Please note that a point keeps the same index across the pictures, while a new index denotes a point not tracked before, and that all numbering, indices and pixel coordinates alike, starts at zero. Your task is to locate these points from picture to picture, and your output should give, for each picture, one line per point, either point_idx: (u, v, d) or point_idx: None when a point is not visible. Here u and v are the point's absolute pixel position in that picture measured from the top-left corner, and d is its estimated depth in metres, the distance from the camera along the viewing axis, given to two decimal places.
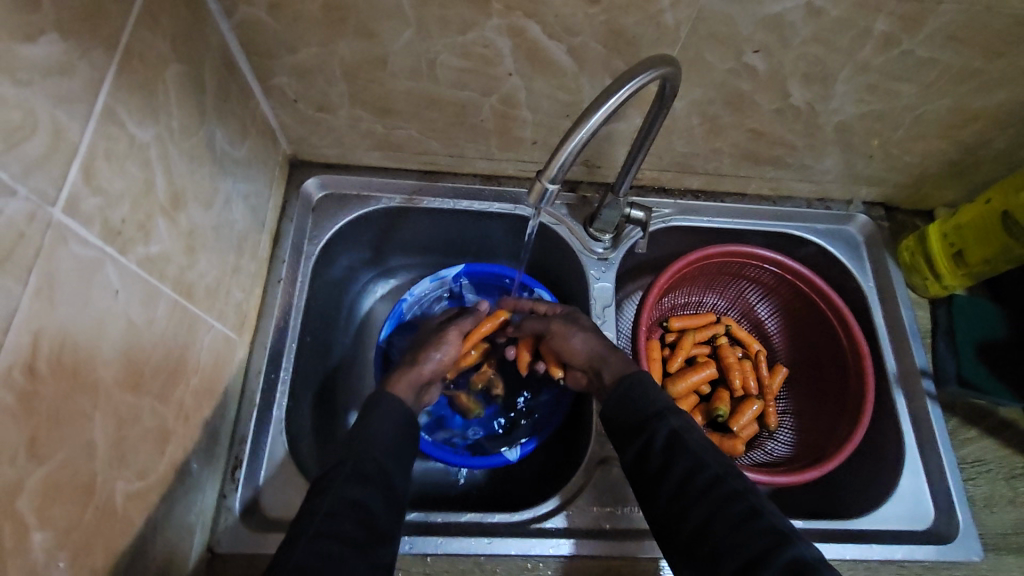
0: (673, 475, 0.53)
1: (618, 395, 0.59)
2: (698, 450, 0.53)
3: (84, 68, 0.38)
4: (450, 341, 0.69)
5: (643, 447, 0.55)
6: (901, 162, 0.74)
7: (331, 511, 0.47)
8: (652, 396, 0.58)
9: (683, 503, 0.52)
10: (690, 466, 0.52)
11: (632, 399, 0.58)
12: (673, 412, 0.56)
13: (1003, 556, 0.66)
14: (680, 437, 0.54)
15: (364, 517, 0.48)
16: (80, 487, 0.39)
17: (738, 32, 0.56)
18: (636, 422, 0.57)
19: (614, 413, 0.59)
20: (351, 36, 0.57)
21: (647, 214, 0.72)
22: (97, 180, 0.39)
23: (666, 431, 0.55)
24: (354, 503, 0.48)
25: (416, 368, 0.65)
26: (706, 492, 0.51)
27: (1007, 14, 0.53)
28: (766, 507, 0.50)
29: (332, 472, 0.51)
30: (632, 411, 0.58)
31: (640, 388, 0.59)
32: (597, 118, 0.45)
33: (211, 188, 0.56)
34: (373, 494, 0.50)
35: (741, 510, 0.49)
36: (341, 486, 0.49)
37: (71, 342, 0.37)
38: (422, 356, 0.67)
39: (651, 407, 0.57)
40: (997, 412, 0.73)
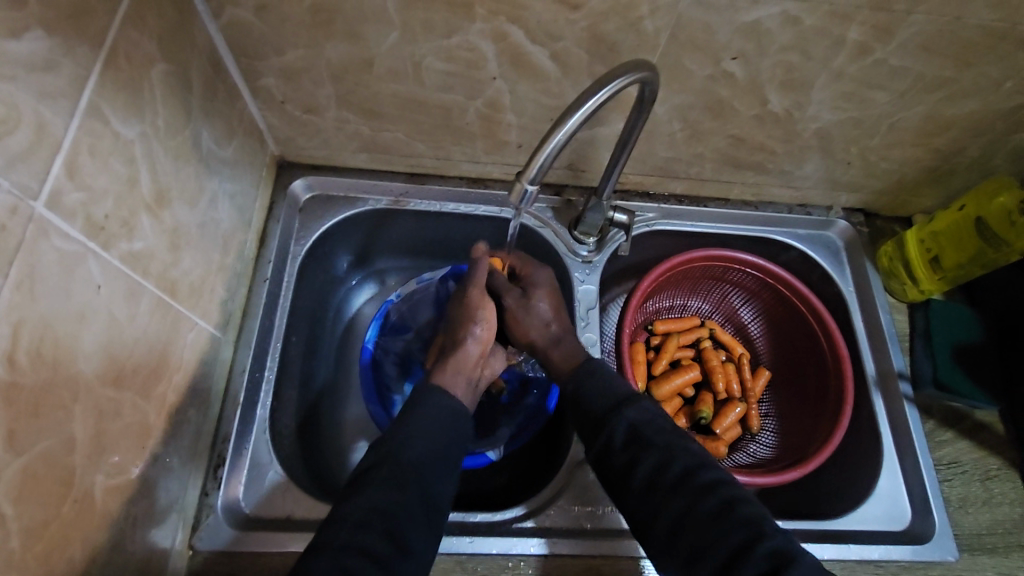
0: (640, 473, 0.54)
1: (579, 388, 0.61)
2: (662, 444, 0.54)
3: (69, 65, 0.38)
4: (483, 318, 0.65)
5: (607, 446, 0.56)
6: (879, 169, 0.76)
7: (361, 521, 0.47)
8: (611, 388, 0.59)
9: (654, 499, 0.52)
10: (657, 461, 0.53)
11: (590, 393, 0.60)
12: (629, 405, 0.58)
13: (978, 556, 0.67)
14: (642, 432, 0.55)
15: (392, 527, 0.47)
16: (59, 479, 0.39)
17: (716, 39, 0.57)
18: (596, 417, 0.58)
19: (577, 405, 0.60)
20: (338, 39, 0.58)
21: (630, 217, 0.74)
22: (81, 175, 0.40)
23: (627, 424, 0.56)
24: (388, 510, 0.48)
25: (458, 358, 0.62)
26: (678, 487, 0.52)
27: (975, 25, 0.55)
28: (737, 497, 0.51)
29: (369, 475, 0.50)
30: (592, 406, 0.59)
31: (599, 380, 0.60)
32: (574, 121, 0.46)
33: (197, 187, 0.56)
34: (411, 500, 0.49)
35: (713, 502, 0.50)
36: (370, 490, 0.49)
37: (52, 334, 0.37)
38: (463, 341, 0.64)
39: (612, 401, 0.58)
40: (973, 414, 0.74)
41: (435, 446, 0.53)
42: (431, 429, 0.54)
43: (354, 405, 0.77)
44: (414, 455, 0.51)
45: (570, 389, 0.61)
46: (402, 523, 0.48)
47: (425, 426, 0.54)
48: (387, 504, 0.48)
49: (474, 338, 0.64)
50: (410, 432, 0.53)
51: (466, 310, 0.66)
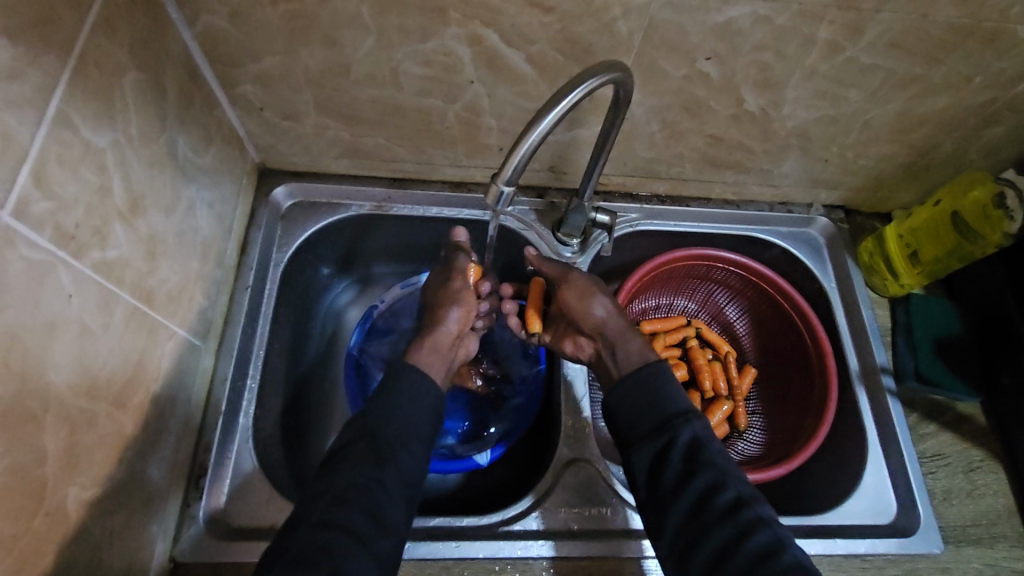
0: (692, 490, 0.53)
1: (637, 391, 0.59)
2: (721, 466, 0.54)
3: (34, 73, 0.38)
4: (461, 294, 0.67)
5: (662, 452, 0.55)
6: (857, 166, 0.77)
7: (340, 497, 0.49)
8: (672, 399, 0.58)
9: (700, 524, 0.52)
10: (713, 482, 0.53)
11: (650, 400, 0.58)
12: (694, 419, 0.57)
13: (963, 548, 0.67)
14: (702, 448, 0.55)
15: (372, 506, 0.49)
16: (29, 492, 0.39)
17: (689, 40, 0.58)
18: (656, 424, 0.57)
19: (634, 406, 0.59)
20: (313, 45, 0.58)
21: (612, 218, 0.73)
22: (49, 185, 0.40)
23: (689, 437, 0.55)
24: (365, 486, 0.50)
25: (438, 336, 0.65)
26: (727, 514, 0.51)
27: (942, 22, 0.56)
28: (787, 539, 0.50)
29: (346, 451, 0.52)
30: (649, 414, 0.58)
31: (662, 390, 0.59)
32: (547, 122, 0.47)
33: (173, 195, 0.56)
34: (389, 475, 0.51)
35: (765, 537, 0.50)
36: (349, 468, 0.50)
37: (20, 345, 0.37)
38: (442, 318, 0.66)
39: (672, 411, 0.57)
40: (955, 407, 0.75)
41: (411, 418, 0.55)
42: (407, 408, 0.55)
43: (340, 411, 0.76)
44: (389, 431, 0.53)
45: (627, 393, 0.59)
46: (380, 502, 0.50)
47: (403, 402, 0.55)
48: (365, 481, 0.50)
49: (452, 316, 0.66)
50: (385, 411, 0.54)
51: (444, 287, 0.68)
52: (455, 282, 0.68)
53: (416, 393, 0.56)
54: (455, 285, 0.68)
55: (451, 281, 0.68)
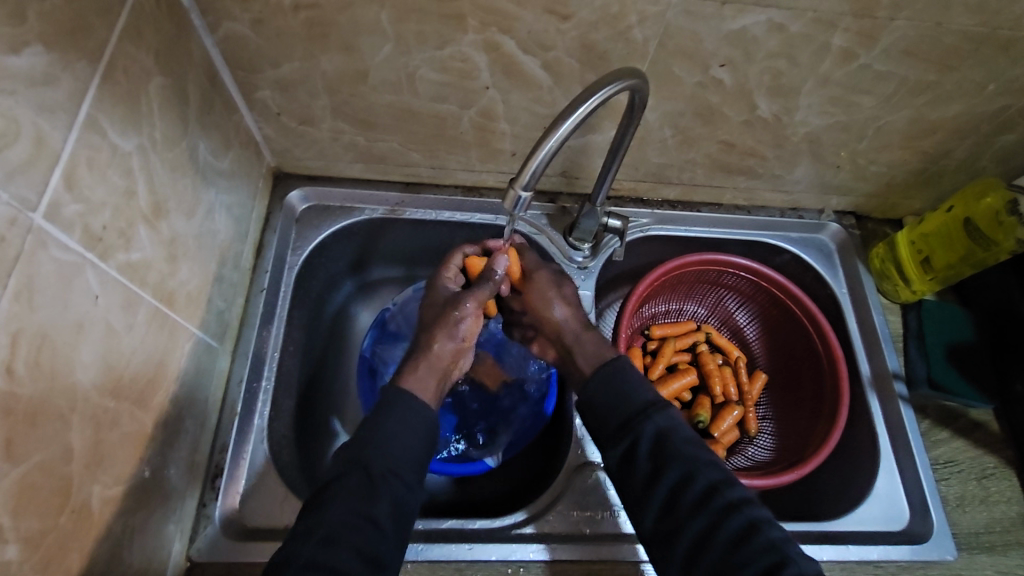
0: (663, 485, 0.53)
1: (599, 391, 0.59)
2: (688, 457, 0.53)
3: (67, 79, 0.39)
4: (468, 314, 0.60)
5: (629, 452, 0.55)
6: (869, 172, 0.77)
7: (329, 537, 0.46)
8: (633, 393, 0.57)
9: (675, 517, 0.52)
10: (682, 474, 0.52)
11: (611, 399, 0.58)
12: (656, 410, 0.56)
13: (976, 555, 0.67)
14: (666, 441, 0.54)
15: (363, 545, 0.46)
16: (57, 489, 0.39)
17: (703, 47, 0.58)
18: (619, 423, 0.56)
19: (598, 405, 0.58)
20: (332, 51, 0.58)
21: (624, 222, 0.74)
22: (79, 187, 0.40)
23: (653, 431, 0.55)
24: (356, 525, 0.47)
25: (433, 359, 0.59)
26: (699, 506, 0.51)
27: (956, 30, 0.56)
28: (760, 520, 0.50)
29: (337, 486, 0.49)
30: (614, 412, 0.57)
31: (620, 386, 0.58)
32: (565, 127, 0.47)
33: (193, 199, 0.57)
34: (382, 512, 0.48)
35: (738, 524, 0.50)
36: (340, 504, 0.47)
37: (50, 344, 0.38)
38: (438, 338, 0.59)
39: (635, 407, 0.57)
40: (968, 413, 0.75)
41: (404, 452, 0.52)
42: (399, 432, 0.52)
43: (352, 414, 0.76)
44: (385, 464, 0.50)
45: (591, 392, 0.59)
46: (371, 539, 0.47)
47: (392, 436, 0.52)
48: (356, 518, 0.47)
49: (451, 339, 0.60)
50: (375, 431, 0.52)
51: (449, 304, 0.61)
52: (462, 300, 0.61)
53: (408, 429, 0.53)
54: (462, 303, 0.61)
55: (458, 299, 0.61)
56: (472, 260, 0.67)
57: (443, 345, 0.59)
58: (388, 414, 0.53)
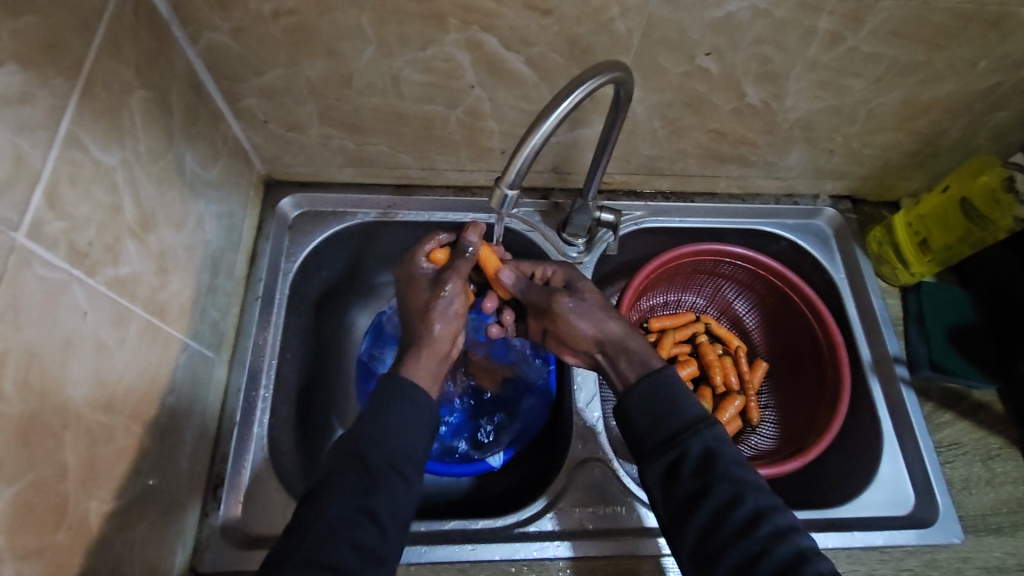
0: (709, 504, 0.51)
1: (642, 403, 0.56)
2: (736, 478, 0.51)
3: (45, 96, 0.39)
4: (454, 295, 0.59)
5: (673, 466, 0.53)
6: (863, 155, 0.76)
7: (330, 534, 0.46)
8: (683, 407, 0.55)
9: (719, 538, 0.50)
10: (731, 496, 0.51)
11: (657, 411, 0.55)
12: (706, 426, 0.54)
13: (983, 537, 0.66)
14: (716, 458, 0.52)
15: (362, 541, 0.46)
16: (53, 506, 0.40)
17: (688, 36, 0.58)
18: (664, 435, 0.54)
19: (642, 415, 0.56)
20: (315, 57, 0.58)
21: (616, 216, 0.73)
22: (61, 205, 0.40)
23: (702, 448, 0.53)
24: (357, 521, 0.47)
25: (432, 343, 0.57)
26: (745, 530, 0.49)
27: (943, 7, 0.56)
28: (810, 550, 0.49)
29: (333, 481, 0.48)
30: (661, 423, 0.55)
31: (670, 398, 0.56)
32: (549, 123, 0.47)
33: (182, 210, 0.57)
34: (381, 507, 0.48)
35: (786, 551, 0.48)
36: (338, 501, 0.47)
37: (39, 363, 0.38)
38: (429, 323, 0.57)
39: (683, 421, 0.55)
40: (972, 395, 0.74)
41: (405, 442, 0.51)
42: (397, 422, 0.51)
43: (353, 420, 0.76)
44: (383, 455, 0.50)
45: (636, 399, 0.57)
46: (371, 535, 0.47)
47: (398, 424, 0.51)
48: (354, 514, 0.47)
49: (444, 320, 0.58)
50: (384, 430, 0.51)
51: (436, 284, 0.59)
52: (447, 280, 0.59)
53: (408, 418, 0.52)
54: (446, 283, 0.59)
55: (442, 279, 0.59)
56: (436, 251, 0.63)
57: (440, 327, 0.57)
58: (394, 402, 0.52)
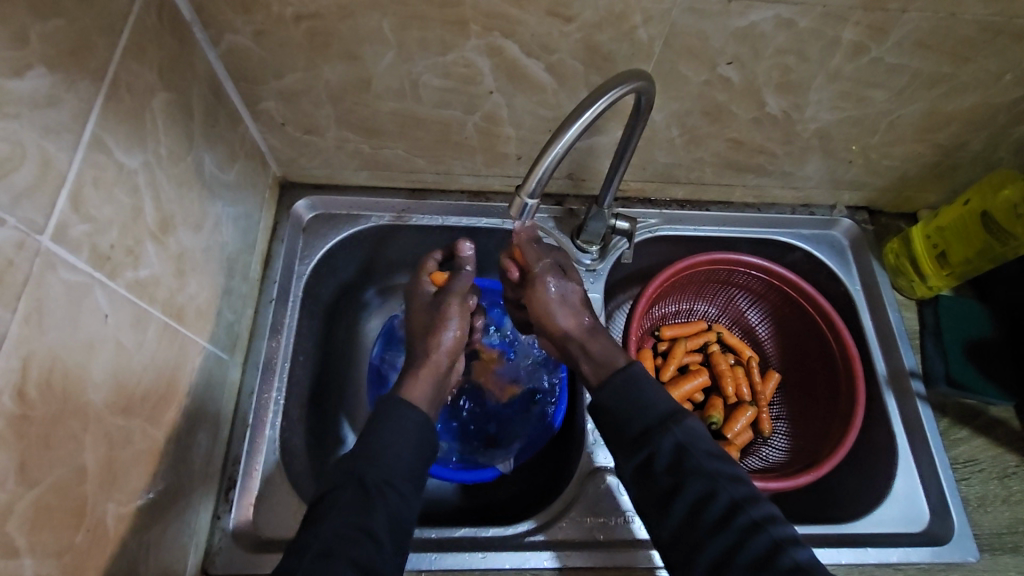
0: (682, 501, 0.52)
1: (614, 400, 0.57)
2: (709, 473, 0.52)
3: (71, 99, 0.39)
4: (453, 316, 0.60)
5: (646, 464, 0.54)
6: (881, 166, 0.76)
7: (325, 551, 0.45)
8: (653, 403, 0.56)
9: (696, 533, 0.51)
10: (703, 491, 0.52)
11: (628, 409, 0.56)
12: (676, 423, 0.55)
13: (1000, 556, 0.65)
14: (687, 455, 0.53)
15: (358, 558, 0.46)
16: (72, 508, 0.40)
17: (710, 45, 0.57)
18: (636, 434, 0.55)
19: (612, 415, 0.57)
20: (335, 61, 0.58)
21: (631, 224, 0.73)
22: (85, 207, 0.40)
23: (672, 445, 0.53)
24: (355, 538, 0.47)
25: (428, 367, 0.58)
26: (721, 524, 0.50)
27: (969, 21, 0.55)
28: (785, 540, 0.49)
29: (335, 496, 0.49)
30: (632, 423, 0.56)
31: (638, 395, 0.56)
32: (571, 133, 0.47)
33: (200, 212, 0.57)
34: (381, 526, 0.48)
35: (762, 544, 0.49)
36: (335, 518, 0.47)
37: (61, 366, 0.38)
38: (432, 349, 0.59)
39: (654, 418, 0.55)
40: (989, 411, 0.73)
41: (402, 457, 0.51)
42: (393, 441, 0.52)
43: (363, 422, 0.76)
44: (379, 474, 0.50)
45: (607, 401, 0.57)
46: (369, 553, 0.46)
47: (384, 438, 0.52)
48: (352, 531, 0.47)
49: (443, 343, 0.59)
50: (376, 446, 0.51)
51: (435, 312, 0.61)
52: (447, 302, 0.61)
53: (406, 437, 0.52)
54: (446, 306, 0.61)
55: (441, 301, 0.61)
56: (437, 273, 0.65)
57: (438, 353, 0.59)
58: (391, 422, 0.53)
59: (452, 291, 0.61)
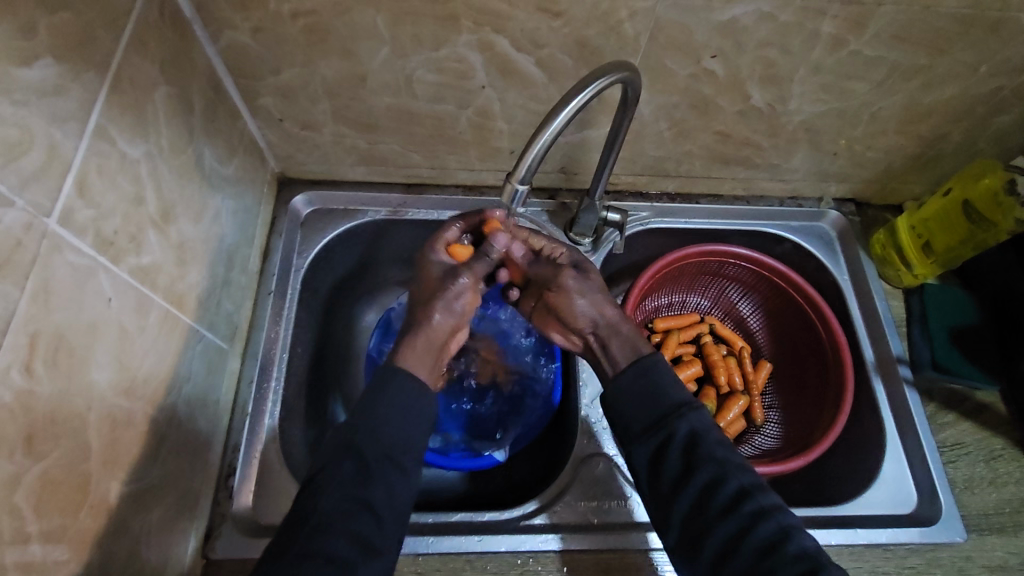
0: (693, 486, 0.53)
1: (632, 387, 0.58)
2: (721, 459, 0.53)
3: (77, 89, 0.40)
4: (464, 289, 0.59)
5: (659, 449, 0.55)
6: (866, 158, 0.77)
7: (322, 526, 0.47)
8: (669, 390, 0.57)
9: (705, 519, 0.52)
10: (715, 477, 0.53)
11: (645, 395, 0.57)
12: (689, 410, 0.56)
13: (986, 536, 0.67)
14: (699, 442, 0.54)
15: (357, 532, 0.47)
16: (76, 485, 0.41)
17: (694, 39, 0.59)
18: (650, 420, 0.56)
19: (630, 398, 0.58)
20: (331, 57, 0.60)
21: (623, 216, 0.75)
22: (90, 194, 0.42)
23: (687, 431, 0.55)
24: (350, 510, 0.48)
25: (427, 332, 0.58)
26: (730, 510, 0.51)
27: (944, 13, 0.57)
28: (792, 528, 0.51)
29: (328, 471, 0.49)
30: (647, 408, 0.57)
31: (656, 383, 0.58)
32: (559, 120, 0.48)
33: (200, 204, 0.58)
34: (378, 498, 0.49)
35: (769, 530, 0.50)
36: (332, 492, 0.48)
37: (66, 344, 0.39)
38: (431, 313, 0.58)
39: (669, 404, 0.56)
40: (974, 395, 0.75)
41: (403, 430, 0.53)
42: (389, 415, 0.52)
43: None
44: (377, 448, 0.51)
45: (624, 387, 0.58)
46: (367, 525, 0.48)
47: (383, 412, 0.52)
48: (350, 506, 0.48)
49: (446, 310, 0.59)
50: (373, 419, 0.52)
51: (446, 278, 0.59)
52: (460, 274, 0.59)
53: (402, 407, 0.53)
54: (459, 277, 0.59)
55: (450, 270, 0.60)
56: (455, 246, 0.62)
57: (441, 318, 0.59)
58: (387, 393, 0.54)
59: (471, 267, 0.60)
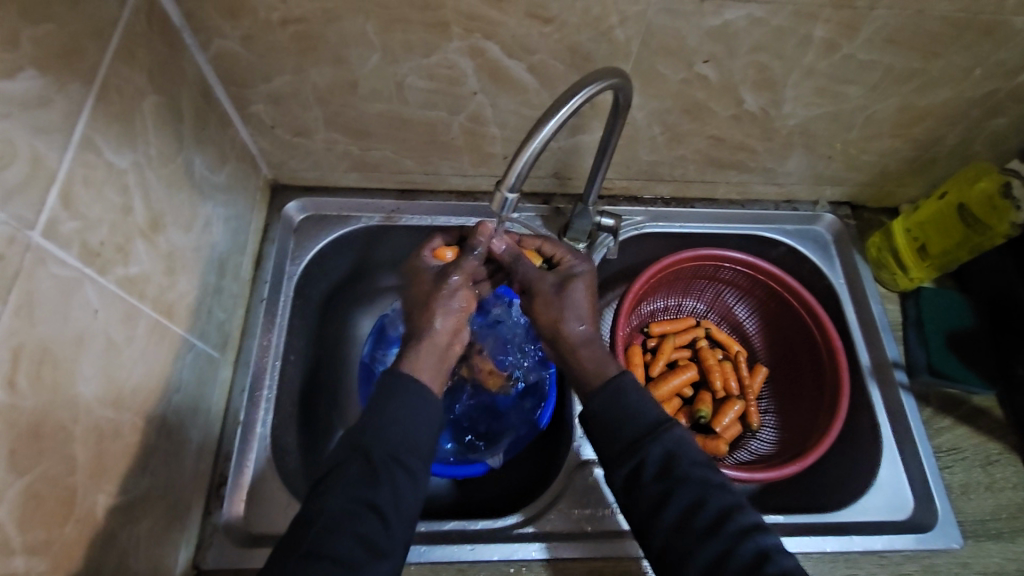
0: (672, 509, 0.51)
1: (604, 411, 0.56)
2: (698, 480, 0.52)
3: (61, 100, 0.40)
4: (457, 287, 0.58)
5: (633, 473, 0.53)
6: (861, 161, 0.77)
7: (331, 526, 0.47)
8: (642, 411, 0.55)
9: (685, 541, 0.50)
10: (693, 499, 0.51)
11: (619, 416, 0.56)
12: (665, 431, 0.54)
13: (983, 542, 0.66)
14: (675, 463, 0.53)
15: (363, 534, 0.47)
16: (62, 498, 0.41)
17: (686, 43, 0.59)
18: (626, 441, 0.54)
19: (604, 419, 0.56)
20: (322, 64, 0.60)
21: (616, 220, 0.74)
22: (76, 205, 0.42)
23: (661, 452, 0.53)
24: (358, 512, 0.48)
25: (431, 340, 0.56)
26: (711, 531, 0.50)
27: (937, 16, 0.57)
28: (772, 548, 0.49)
29: (336, 473, 0.49)
30: (620, 431, 0.55)
31: (629, 404, 0.56)
32: (549, 127, 0.48)
33: (190, 213, 0.58)
34: (385, 500, 0.49)
35: (750, 551, 0.49)
36: (339, 492, 0.48)
37: (51, 357, 0.39)
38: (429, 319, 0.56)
39: (644, 426, 0.55)
40: (971, 400, 0.74)
41: (411, 435, 0.51)
42: (398, 416, 0.51)
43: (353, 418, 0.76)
44: (386, 448, 0.50)
45: (596, 410, 0.56)
46: (375, 528, 0.48)
47: (395, 413, 0.51)
48: (356, 507, 0.48)
49: (447, 314, 0.57)
50: (381, 419, 0.51)
51: (439, 279, 0.58)
52: (450, 275, 0.58)
53: (413, 409, 0.52)
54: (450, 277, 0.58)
55: (445, 273, 0.59)
56: (442, 249, 0.64)
57: (442, 322, 0.56)
58: (398, 395, 0.52)
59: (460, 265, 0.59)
